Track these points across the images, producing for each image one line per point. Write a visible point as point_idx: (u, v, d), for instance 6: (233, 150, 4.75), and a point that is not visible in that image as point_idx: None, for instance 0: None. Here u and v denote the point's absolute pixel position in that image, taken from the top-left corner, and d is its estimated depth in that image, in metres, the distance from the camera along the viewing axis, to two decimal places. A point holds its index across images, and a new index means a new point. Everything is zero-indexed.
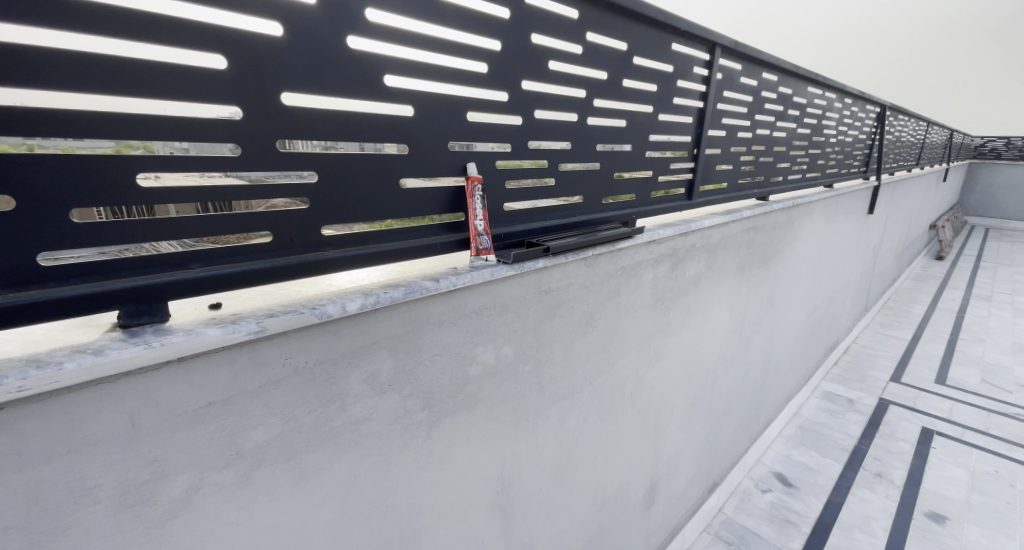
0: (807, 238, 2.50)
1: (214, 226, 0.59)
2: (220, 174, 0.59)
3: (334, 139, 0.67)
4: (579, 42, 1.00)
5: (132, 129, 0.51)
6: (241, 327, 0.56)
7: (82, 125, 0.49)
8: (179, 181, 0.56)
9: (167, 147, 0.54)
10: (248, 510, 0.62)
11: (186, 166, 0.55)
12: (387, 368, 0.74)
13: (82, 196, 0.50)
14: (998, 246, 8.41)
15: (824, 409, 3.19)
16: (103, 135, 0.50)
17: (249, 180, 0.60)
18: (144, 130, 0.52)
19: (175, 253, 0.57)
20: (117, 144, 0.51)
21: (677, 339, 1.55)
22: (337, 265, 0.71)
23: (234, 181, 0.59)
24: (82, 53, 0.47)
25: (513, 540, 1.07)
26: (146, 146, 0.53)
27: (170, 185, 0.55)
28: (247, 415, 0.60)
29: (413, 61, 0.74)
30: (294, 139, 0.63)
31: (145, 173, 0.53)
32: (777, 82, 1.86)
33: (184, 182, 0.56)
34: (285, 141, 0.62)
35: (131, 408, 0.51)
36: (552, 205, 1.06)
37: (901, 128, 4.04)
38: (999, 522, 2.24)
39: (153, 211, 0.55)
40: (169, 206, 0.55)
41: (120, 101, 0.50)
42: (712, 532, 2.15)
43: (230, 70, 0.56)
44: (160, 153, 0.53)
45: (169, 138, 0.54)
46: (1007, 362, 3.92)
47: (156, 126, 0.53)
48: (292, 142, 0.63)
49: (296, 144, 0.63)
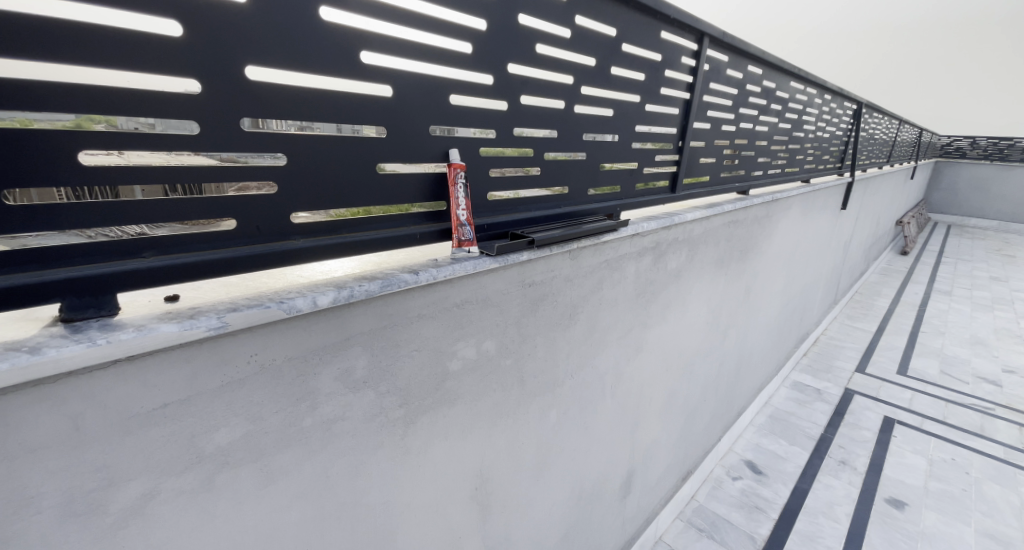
0: (784, 233, 2.54)
1: (178, 211, 0.54)
2: (189, 153, 0.54)
3: (308, 119, 0.62)
4: (567, 26, 0.96)
5: (89, 102, 0.47)
6: (199, 323, 0.51)
7: (29, 96, 0.44)
8: (143, 159, 0.52)
9: (130, 122, 0.50)
10: (210, 515, 0.58)
11: (150, 144, 0.51)
12: (362, 364, 0.71)
13: (38, 175, 0.46)
14: (957, 243, 8.82)
15: (793, 398, 3.30)
16: (52, 108, 0.45)
17: (220, 159, 0.56)
18: (100, 104, 0.47)
19: (122, 241, 0.52)
20: (77, 118, 0.47)
21: (658, 331, 1.56)
22: (308, 255, 0.66)
23: (204, 160, 0.55)
24: (24, 15, 0.43)
25: (491, 534, 1.07)
26: (108, 121, 0.49)
27: (133, 163, 0.51)
28: (208, 415, 0.56)
29: (393, 37, 0.69)
30: (265, 118, 0.58)
31: (93, 150, 0.49)
32: (761, 76, 1.86)
33: (148, 160, 0.52)
34: (257, 119, 0.58)
35: (74, 411, 0.46)
36: (538, 195, 1.03)
37: (875, 125, 4.14)
38: (954, 508, 2.38)
39: (116, 193, 0.50)
40: (133, 188, 0.51)
41: (93, 72, 0.47)
42: (685, 519, 2.21)
43: (186, 38, 0.51)
44: (124, 129, 0.49)
45: (131, 113, 0.49)
46: (964, 354, 4.13)
47: (114, 99, 0.48)
48: (263, 121, 0.58)
49: (268, 123, 0.59)
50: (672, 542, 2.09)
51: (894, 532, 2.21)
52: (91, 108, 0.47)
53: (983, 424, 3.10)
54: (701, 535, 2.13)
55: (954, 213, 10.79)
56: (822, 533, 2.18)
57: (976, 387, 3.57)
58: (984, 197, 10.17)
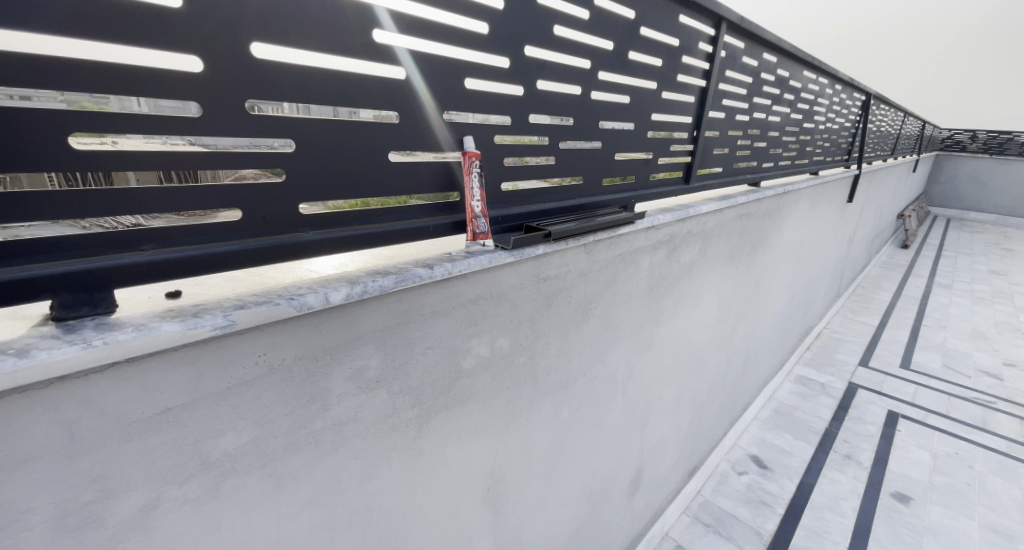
0: (792, 227, 2.51)
1: (175, 203, 0.50)
2: (183, 140, 0.49)
3: (308, 102, 0.57)
4: (586, 7, 0.91)
5: (78, 80, 0.42)
6: (204, 321, 0.47)
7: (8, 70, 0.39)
8: (138, 149, 0.47)
9: (124, 108, 0.45)
10: (216, 524, 0.55)
11: (147, 128, 0.46)
12: (374, 363, 0.67)
13: (28, 161, 0.42)
14: (958, 236, 8.80)
15: (797, 393, 3.30)
16: (41, 87, 0.41)
17: (214, 148, 0.51)
18: (92, 83, 0.43)
19: (114, 233, 0.48)
20: (69, 104, 0.43)
21: (670, 326, 1.53)
22: (317, 248, 0.62)
23: (199, 149, 0.50)
24: None
25: (504, 534, 1.04)
26: (101, 108, 0.44)
27: (127, 152, 0.46)
28: (214, 420, 0.52)
29: (408, 14, 0.64)
30: (264, 101, 0.53)
31: (86, 136, 0.44)
32: (775, 64, 1.81)
33: (143, 149, 0.47)
34: (253, 104, 0.53)
35: (69, 418, 0.43)
36: (551, 186, 0.99)
37: (882, 117, 4.09)
38: (959, 502, 2.38)
39: (109, 179, 0.46)
40: (127, 174, 0.47)
41: (82, 46, 0.42)
42: (691, 515, 2.21)
43: (185, 10, 0.46)
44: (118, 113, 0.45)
45: (125, 94, 0.45)
46: (966, 348, 4.13)
47: (104, 78, 0.44)
48: (262, 105, 0.53)
49: (265, 107, 0.54)
50: (678, 538, 2.08)
51: (899, 526, 2.21)
52: (86, 90, 0.43)
53: (986, 418, 3.10)
54: (707, 530, 2.12)
55: (954, 206, 10.78)
56: (829, 528, 2.18)
57: (977, 381, 3.57)
58: (986, 190, 10.14)
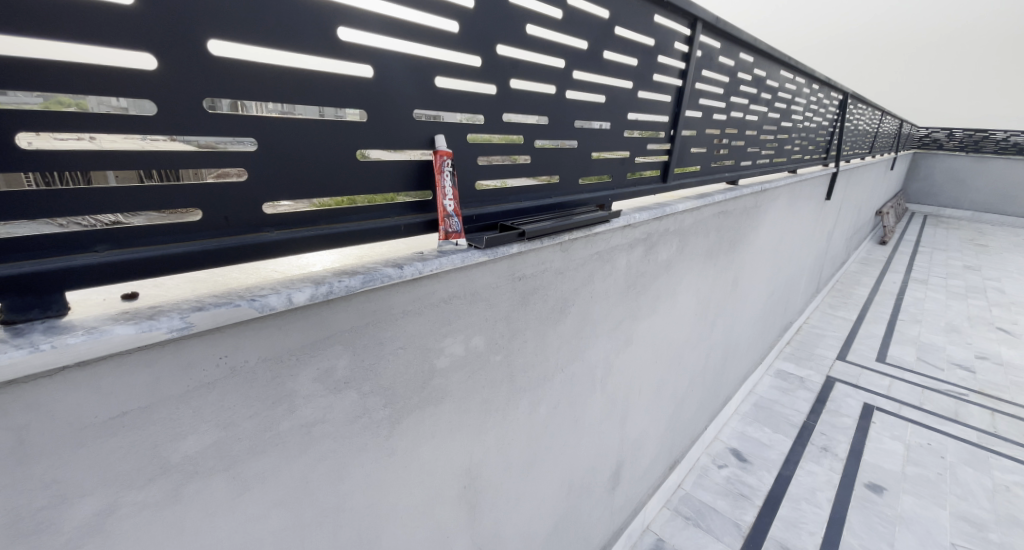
0: (771, 224, 2.55)
1: (156, 199, 0.50)
2: (164, 138, 0.50)
3: (290, 103, 0.58)
4: (559, 6, 0.92)
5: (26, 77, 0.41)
6: (159, 324, 0.46)
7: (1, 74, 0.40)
8: (118, 144, 0.48)
9: (103, 105, 0.45)
10: (178, 528, 0.54)
11: (125, 127, 0.47)
12: (343, 364, 0.67)
13: None
14: (933, 233, 9.05)
15: (777, 387, 3.37)
16: (19, 87, 0.41)
17: (198, 145, 0.52)
18: (67, 83, 0.43)
19: (95, 231, 0.48)
20: (46, 100, 0.43)
21: (648, 322, 1.55)
22: (282, 248, 0.62)
23: (181, 146, 0.51)
24: None
25: (481, 531, 1.05)
26: (79, 104, 0.44)
27: (106, 148, 0.47)
28: (174, 423, 0.51)
29: (373, 13, 0.64)
30: (247, 101, 0.54)
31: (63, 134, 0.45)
32: (752, 64, 1.84)
33: (123, 145, 0.48)
34: (237, 102, 0.54)
35: (19, 424, 0.42)
36: (528, 184, 1.00)
37: (859, 116, 4.18)
38: (930, 491, 2.46)
39: (89, 178, 0.47)
40: (106, 173, 0.47)
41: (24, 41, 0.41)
42: (672, 508, 2.25)
43: (138, 6, 0.45)
44: (96, 111, 0.45)
45: (103, 93, 0.45)
46: (940, 342, 4.25)
47: (73, 79, 0.44)
48: (245, 104, 0.54)
49: (249, 106, 0.55)
50: (659, 531, 2.12)
51: (873, 516, 2.28)
52: (64, 88, 0.44)
53: (957, 410, 3.21)
54: (687, 523, 2.16)
55: (931, 203, 11.08)
56: (805, 519, 2.24)
57: (950, 373, 3.69)
58: (960, 187, 10.44)
